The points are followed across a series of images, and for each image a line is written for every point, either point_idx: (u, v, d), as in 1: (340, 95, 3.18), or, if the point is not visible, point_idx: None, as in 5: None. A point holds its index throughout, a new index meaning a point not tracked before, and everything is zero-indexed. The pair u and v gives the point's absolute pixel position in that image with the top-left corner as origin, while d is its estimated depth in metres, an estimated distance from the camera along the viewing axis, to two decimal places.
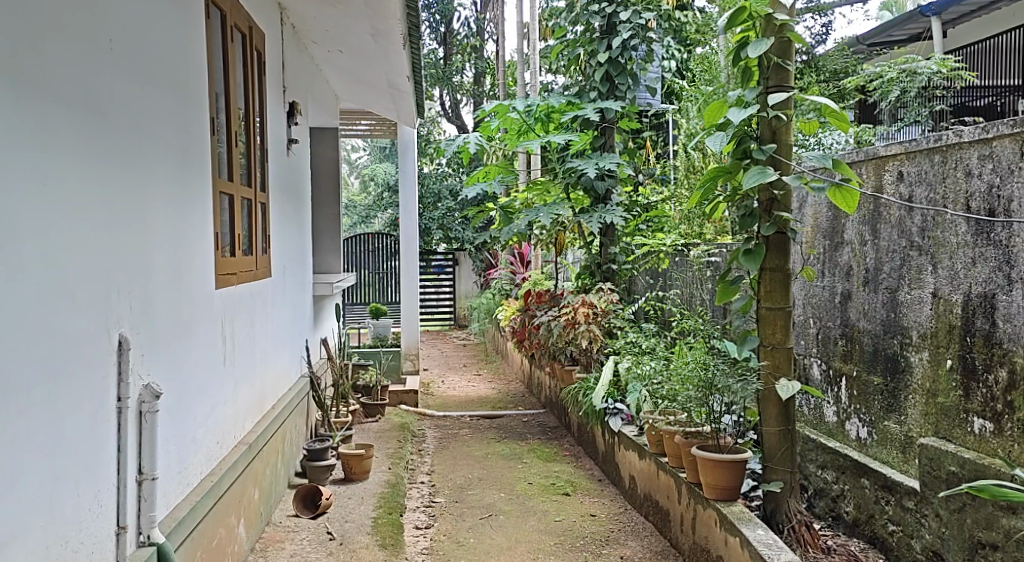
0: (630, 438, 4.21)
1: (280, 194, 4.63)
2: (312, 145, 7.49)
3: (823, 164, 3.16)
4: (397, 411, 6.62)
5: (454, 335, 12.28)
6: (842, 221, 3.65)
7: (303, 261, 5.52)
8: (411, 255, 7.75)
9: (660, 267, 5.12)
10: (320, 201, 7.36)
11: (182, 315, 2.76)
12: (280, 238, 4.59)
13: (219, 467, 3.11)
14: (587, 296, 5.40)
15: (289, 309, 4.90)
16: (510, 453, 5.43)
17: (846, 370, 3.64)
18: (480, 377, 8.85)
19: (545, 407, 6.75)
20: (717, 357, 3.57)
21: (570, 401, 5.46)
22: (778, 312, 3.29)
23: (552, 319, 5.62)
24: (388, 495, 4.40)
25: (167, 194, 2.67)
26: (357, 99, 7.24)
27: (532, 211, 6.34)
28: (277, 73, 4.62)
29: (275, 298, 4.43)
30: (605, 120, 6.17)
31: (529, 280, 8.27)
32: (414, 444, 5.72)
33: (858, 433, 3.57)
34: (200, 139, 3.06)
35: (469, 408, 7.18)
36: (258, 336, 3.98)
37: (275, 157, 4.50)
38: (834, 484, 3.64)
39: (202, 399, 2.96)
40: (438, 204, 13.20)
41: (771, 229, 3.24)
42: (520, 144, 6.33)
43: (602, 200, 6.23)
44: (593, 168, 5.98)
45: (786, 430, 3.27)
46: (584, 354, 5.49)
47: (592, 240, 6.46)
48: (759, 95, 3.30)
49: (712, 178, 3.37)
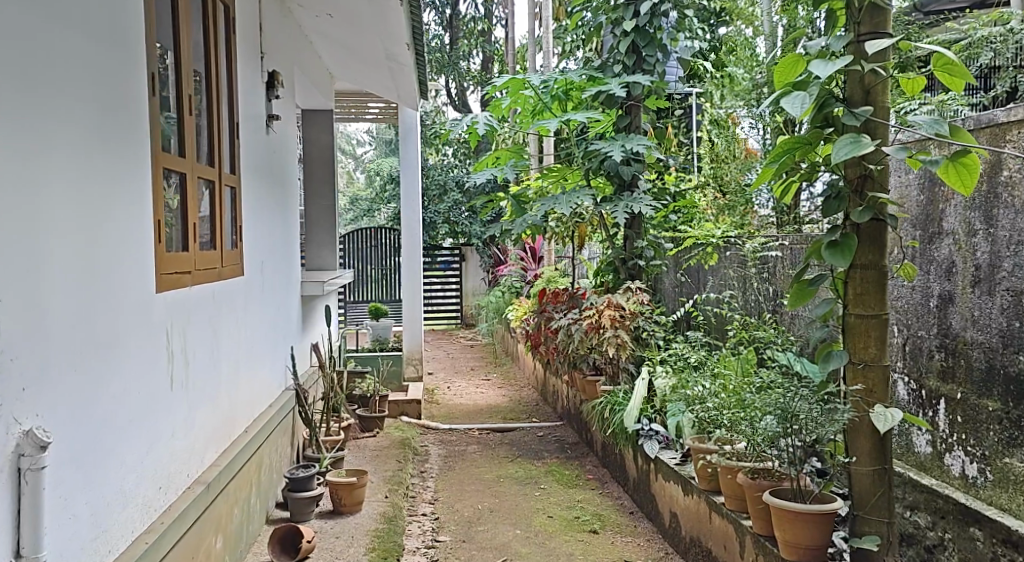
0: (672, 468, 3.51)
1: (257, 179, 3.96)
2: (305, 130, 6.81)
3: (938, 132, 2.45)
4: (399, 424, 5.95)
5: (461, 335, 11.58)
6: (941, 207, 2.94)
7: (290, 257, 4.87)
8: (414, 251, 7.07)
9: (707, 264, 4.34)
10: (314, 192, 6.69)
11: (97, 331, 2.11)
12: (256, 230, 3.90)
13: (162, 521, 2.43)
14: (613, 297, 4.73)
15: (270, 312, 4.24)
16: (525, 476, 4.74)
17: (946, 391, 2.93)
18: (490, 383, 8.16)
19: (563, 419, 6.06)
20: (791, 378, 2.87)
21: (594, 418, 4.78)
22: (871, 319, 2.59)
23: (572, 322, 4.94)
24: (383, 533, 3.72)
25: (70, 172, 2.03)
26: (353, 77, 6.56)
27: (548, 199, 5.56)
28: (252, 35, 3.93)
29: (251, 300, 3.78)
30: (630, 96, 5.46)
31: (543, 278, 7.59)
32: (416, 465, 5.05)
33: (963, 470, 2.87)
34: (133, 102, 2.40)
35: (477, 419, 6.51)
36: (225, 346, 3.30)
37: (251, 136, 3.84)
38: (929, 531, 2.95)
39: (134, 436, 2.30)
40: (444, 197, 12.58)
41: (865, 215, 2.54)
42: (534, 124, 5.61)
43: (627, 187, 5.53)
44: (618, 150, 5.26)
45: (882, 470, 2.58)
46: (610, 364, 4.79)
47: (615, 233, 5.80)
48: (849, 45, 2.60)
49: (788, 152, 2.69)
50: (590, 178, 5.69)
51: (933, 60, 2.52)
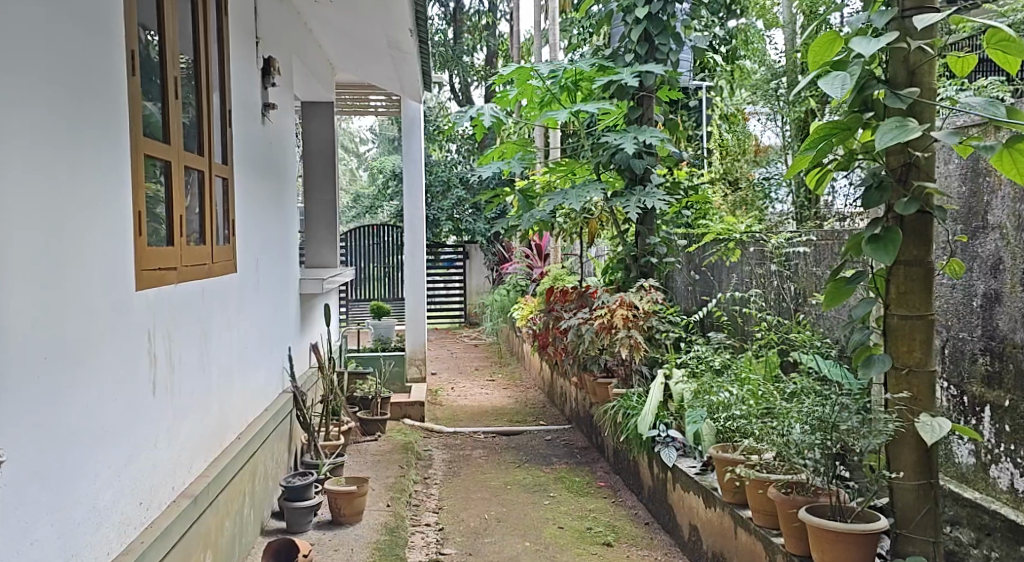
0: (692, 479, 3.30)
1: (252, 170, 3.75)
2: (304, 123, 6.60)
3: (993, 114, 2.23)
4: (401, 427, 5.74)
5: (465, 334, 11.38)
6: (987, 200, 2.72)
7: (288, 253, 4.67)
8: (417, 248, 6.86)
9: (728, 261, 4.11)
10: (315, 186, 6.48)
11: (62, 333, 1.89)
12: (250, 225, 3.68)
13: (142, 541, 2.22)
14: (625, 296, 4.52)
15: (266, 311, 4.04)
16: (533, 483, 4.53)
17: (992, 399, 2.71)
18: (495, 383, 7.96)
19: (571, 422, 5.85)
20: (827, 384, 2.65)
21: (606, 422, 4.57)
22: (916, 321, 2.38)
23: (582, 322, 4.73)
24: (384, 546, 3.50)
25: (29, 156, 1.82)
26: (355, 68, 6.34)
27: (557, 194, 5.34)
28: (246, 18, 3.71)
29: (245, 298, 3.57)
30: (642, 87, 5.24)
31: (550, 276, 7.39)
32: (419, 470, 4.84)
33: (1012, 484, 2.65)
34: (107, 81, 2.18)
35: (483, 421, 6.30)
36: (215, 348, 3.09)
37: (245, 124, 3.63)
38: (974, 549, 2.73)
39: (109, 447, 2.09)
40: (447, 194, 12.39)
41: (911, 206, 2.32)
42: (542, 116, 5.40)
43: (639, 181, 5.31)
44: (630, 143, 5.04)
45: (928, 485, 2.36)
46: (622, 366, 4.58)
47: (626, 229, 5.58)
48: (892, 20, 2.39)
49: (824, 138, 2.46)
50: (600, 172, 5.47)
51: (986, 36, 2.30)
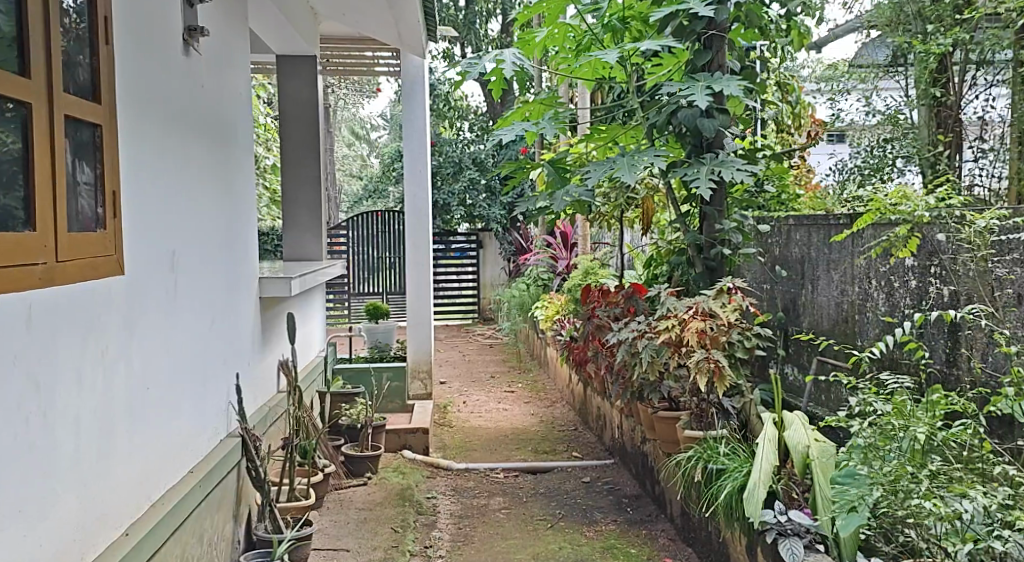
0: None
1: (165, 122, 2.56)
2: (279, 80, 5.32)
3: None
4: (400, 464, 4.54)
5: (479, 332, 10.18)
6: None
7: (241, 244, 3.47)
8: (421, 238, 5.65)
9: (899, 253, 3.07)
10: (294, 160, 5.25)
11: None
12: (155, 200, 2.46)
13: None
14: (699, 301, 3.31)
15: (196, 327, 2.83)
16: (572, 557, 3.31)
17: None
18: (515, 395, 6.75)
19: (614, 456, 4.63)
20: None
21: (674, 474, 3.34)
22: None
23: (638, 337, 3.47)
24: None
25: None
26: (343, 12, 5.09)
27: (601, 164, 4.05)
28: None
29: (148, 311, 2.40)
30: (713, 23, 3.97)
31: (582, 270, 6.17)
32: (419, 534, 3.63)
33: None
34: None
35: (502, 450, 5.08)
36: (71, 404, 1.92)
37: (148, 50, 2.44)
38: None
39: None
40: (458, 176, 11.12)
41: None
42: (581, 61, 4.13)
43: (707, 149, 4.03)
44: (702, 93, 3.74)
45: None
46: (693, 397, 3.35)
47: (688, 213, 4.33)
48: None
49: None
50: (655, 138, 4.19)
51: None
